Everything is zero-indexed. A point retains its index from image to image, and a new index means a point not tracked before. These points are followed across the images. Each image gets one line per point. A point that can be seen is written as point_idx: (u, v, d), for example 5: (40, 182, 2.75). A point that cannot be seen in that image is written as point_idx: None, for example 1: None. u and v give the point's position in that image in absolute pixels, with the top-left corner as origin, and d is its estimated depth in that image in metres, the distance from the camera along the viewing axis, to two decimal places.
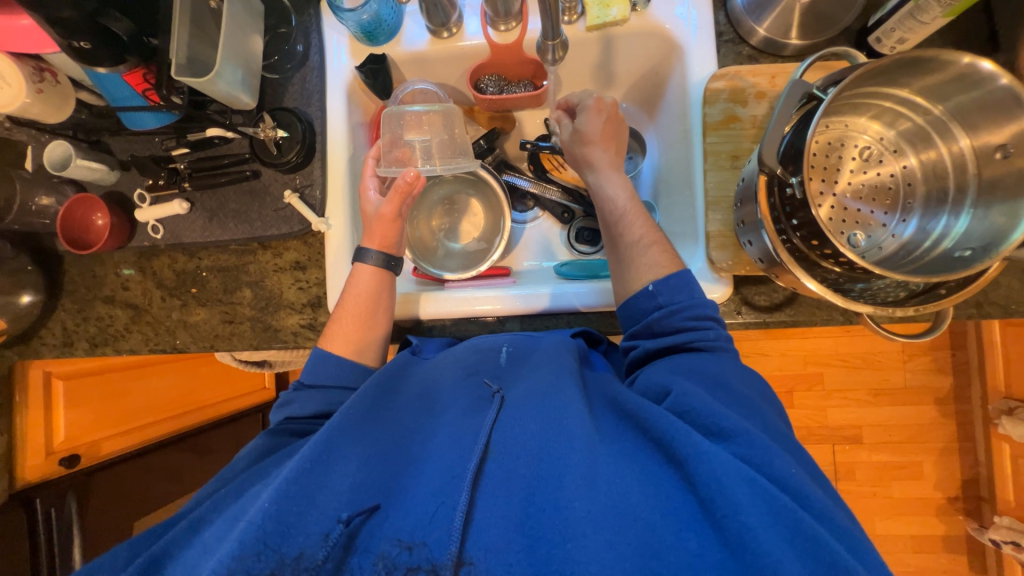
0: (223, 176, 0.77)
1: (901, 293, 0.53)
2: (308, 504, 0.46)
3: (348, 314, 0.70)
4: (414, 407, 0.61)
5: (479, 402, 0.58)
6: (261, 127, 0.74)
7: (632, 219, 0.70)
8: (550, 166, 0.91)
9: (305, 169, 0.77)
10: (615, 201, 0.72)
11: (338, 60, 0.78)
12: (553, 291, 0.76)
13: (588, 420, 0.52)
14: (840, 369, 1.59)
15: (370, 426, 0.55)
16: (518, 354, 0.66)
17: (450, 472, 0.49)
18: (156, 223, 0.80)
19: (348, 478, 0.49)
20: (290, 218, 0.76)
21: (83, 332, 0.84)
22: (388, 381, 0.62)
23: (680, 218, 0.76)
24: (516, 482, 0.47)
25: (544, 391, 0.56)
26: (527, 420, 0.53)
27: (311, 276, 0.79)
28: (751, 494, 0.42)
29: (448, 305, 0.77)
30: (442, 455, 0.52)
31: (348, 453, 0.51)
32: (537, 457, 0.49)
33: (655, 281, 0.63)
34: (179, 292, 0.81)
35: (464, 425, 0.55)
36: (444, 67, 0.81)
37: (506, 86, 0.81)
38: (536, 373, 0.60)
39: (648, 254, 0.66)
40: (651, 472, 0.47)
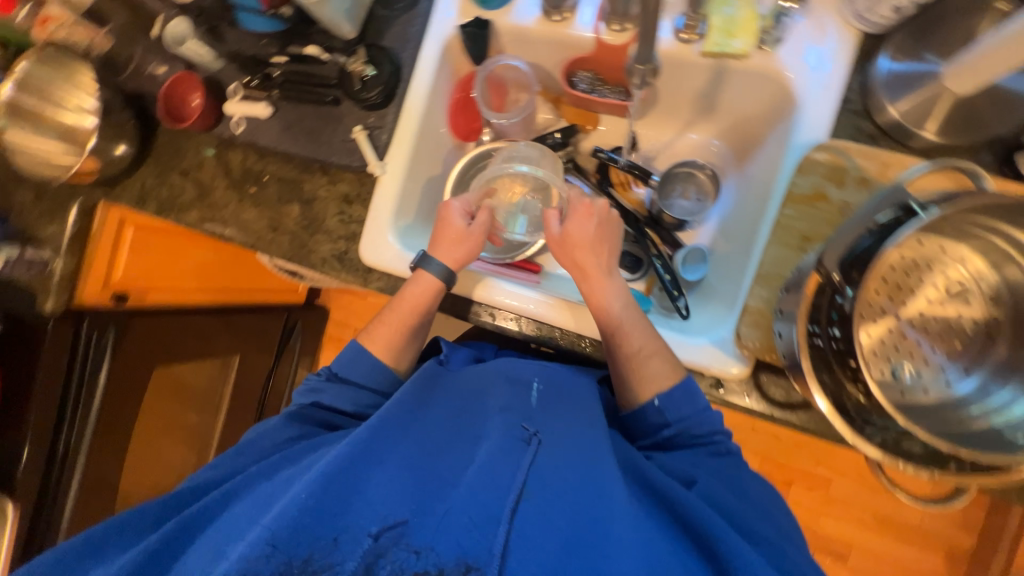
0: (308, 95, 0.81)
1: (922, 448, 0.47)
2: (342, 509, 0.49)
3: (397, 320, 0.74)
4: (448, 421, 0.62)
5: (506, 431, 0.57)
6: (351, 59, 0.76)
7: (625, 332, 0.67)
8: (616, 180, 0.87)
9: (381, 111, 0.79)
10: (608, 312, 0.69)
11: (445, 13, 0.77)
12: None
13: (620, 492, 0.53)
14: (852, 482, 1.49)
15: (405, 432, 0.58)
16: (549, 393, 0.67)
17: (482, 501, 0.50)
18: (239, 118, 0.85)
19: (379, 485, 0.51)
20: (353, 152, 0.80)
21: (155, 194, 0.93)
22: (419, 392, 0.66)
23: (730, 278, 0.73)
24: (550, 537, 0.48)
25: (575, 446, 0.57)
26: (556, 473, 0.53)
27: (354, 212, 0.81)
28: None
29: (500, 294, 0.77)
30: (469, 476, 0.52)
31: (384, 459, 0.54)
32: (574, 515, 0.50)
33: (659, 396, 0.64)
34: (240, 187, 0.87)
35: (499, 454, 0.54)
36: (544, 51, 0.78)
37: (598, 87, 0.79)
38: (570, 426, 0.61)
39: (649, 366, 0.65)
40: (671, 550, 0.49)
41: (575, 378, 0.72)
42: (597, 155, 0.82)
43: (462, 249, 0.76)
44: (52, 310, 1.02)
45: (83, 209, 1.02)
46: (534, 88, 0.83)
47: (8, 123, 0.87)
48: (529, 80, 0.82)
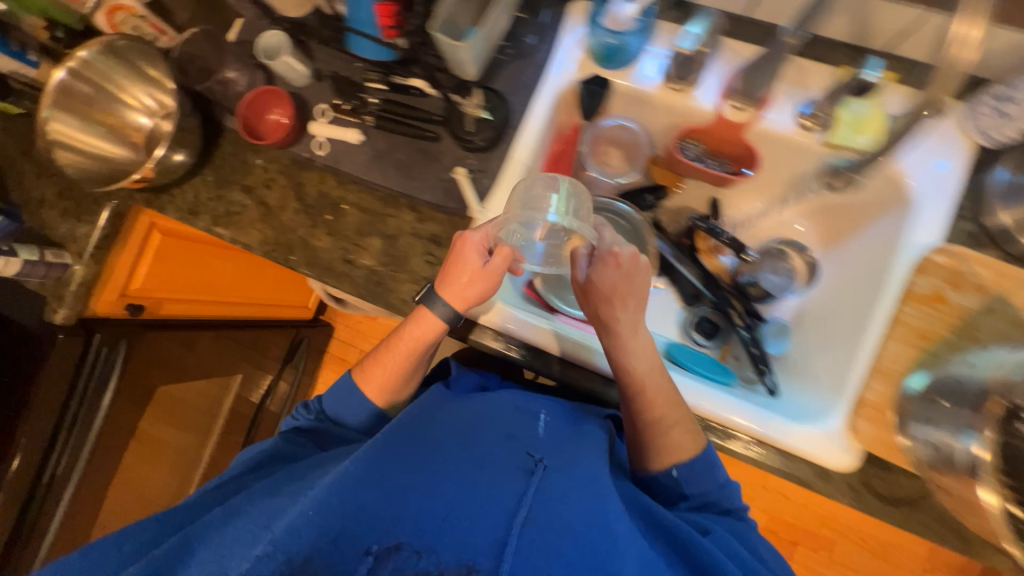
0: (408, 127, 0.78)
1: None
2: (364, 528, 0.47)
3: (389, 364, 0.70)
4: (454, 439, 0.57)
5: (511, 459, 0.54)
6: (468, 101, 0.74)
7: (648, 399, 0.65)
8: (701, 246, 0.86)
9: (486, 154, 0.76)
10: (624, 375, 0.66)
11: (563, 66, 0.76)
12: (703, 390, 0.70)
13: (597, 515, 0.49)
14: (855, 548, 1.55)
15: (418, 455, 0.54)
16: (556, 429, 0.63)
17: (483, 527, 0.47)
18: (322, 141, 0.80)
19: (312, 474, 0.51)
20: (450, 192, 0.76)
21: (211, 208, 0.85)
22: (425, 415, 0.61)
23: (829, 364, 0.73)
24: (540, 562, 0.45)
25: (583, 485, 0.53)
26: (549, 498, 0.50)
27: (442, 254, 0.77)
28: None
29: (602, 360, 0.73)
30: (416, 482, 0.50)
31: (379, 478, 0.51)
32: (579, 551, 0.46)
33: (678, 467, 0.65)
34: (314, 212, 0.81)
35: (499, 483, 0.50)
36: (654, 113, 0.78)
37: (703, 158, 0.78)
38: (578, 461, 0.56)
39: (670, 436, 0.64)
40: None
41: (575, 417, 0.68)
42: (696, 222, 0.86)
43: (468, 290, 0.67)
44: (61, 324, 0.89)
45: (115, 212, 0.90)
46: (646, 150, 0.81)
47: (55, 113, 0.78)
48: (641, 141, 0.81)
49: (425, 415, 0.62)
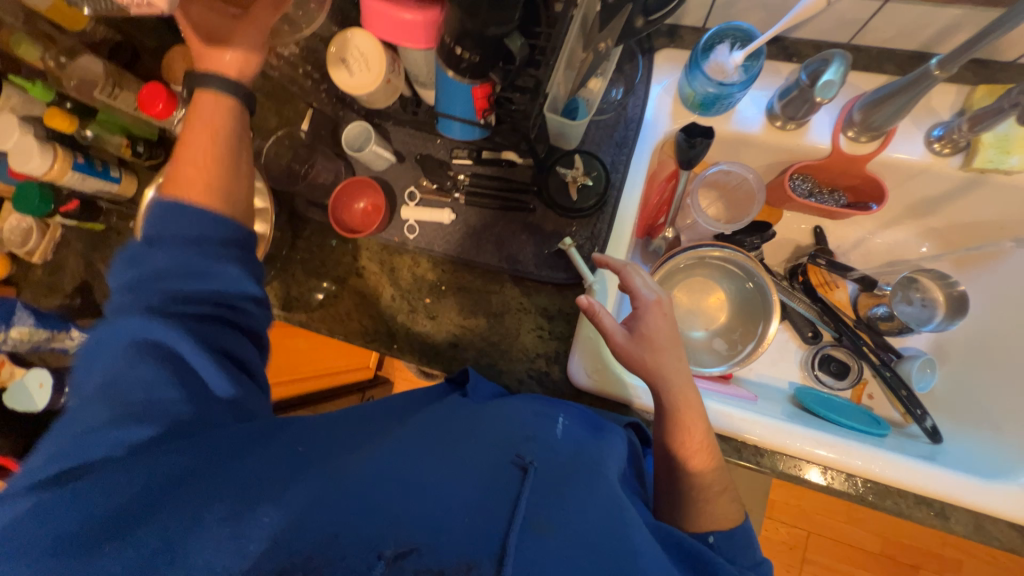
0: (501, 201, 0.74)
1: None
2: (376, 524, 0.39)
3: (196, 153, 0.58)
4: (467, 445, 0.51)
5: (498, 465, 0.48)
6: (571, 170, 0.71)
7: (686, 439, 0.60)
8: (818, 281, 0.80)
9: (588, 220, 0.72)
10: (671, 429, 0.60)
11: (654, 120, 0.72)
12: (875, 451, 0.64)
13: (553, 510, 0.44)
14: (983, 564, 1.44)
15: (439, 462, 0.47)
16: (574, 440, 0.56)
17: (484, 524, 0.41)
18: (413, 224, 0.78)
19: (369, 482, 0.43)
20: (558, 264, 0.73)
21: (304, 302, 0.83)
22: (435, 426, 0.55)
23: (1007, 410, 0.68)
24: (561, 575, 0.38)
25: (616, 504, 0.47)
26: (576, 509, 0.44)
27: (555, 328, 0.74)
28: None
29: (759, 430, 0.66)
30: (462, 496, 0.43)
31: (407, 484, 0.44)
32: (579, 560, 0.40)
33: (715, 532, 0.56)
34: (412, 297, 0.79)
35: (500, 488, 0.45)
36: (757, 154, 0.74)
37: (816, 192, 0.74)
38: (590, 471, 0.50)
39: (715, 503, 0.58)
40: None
41: (596, 425, 0.62)
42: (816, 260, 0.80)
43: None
44: None
45: None
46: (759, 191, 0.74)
47: None
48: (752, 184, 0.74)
49: (450, 424, 0.55)
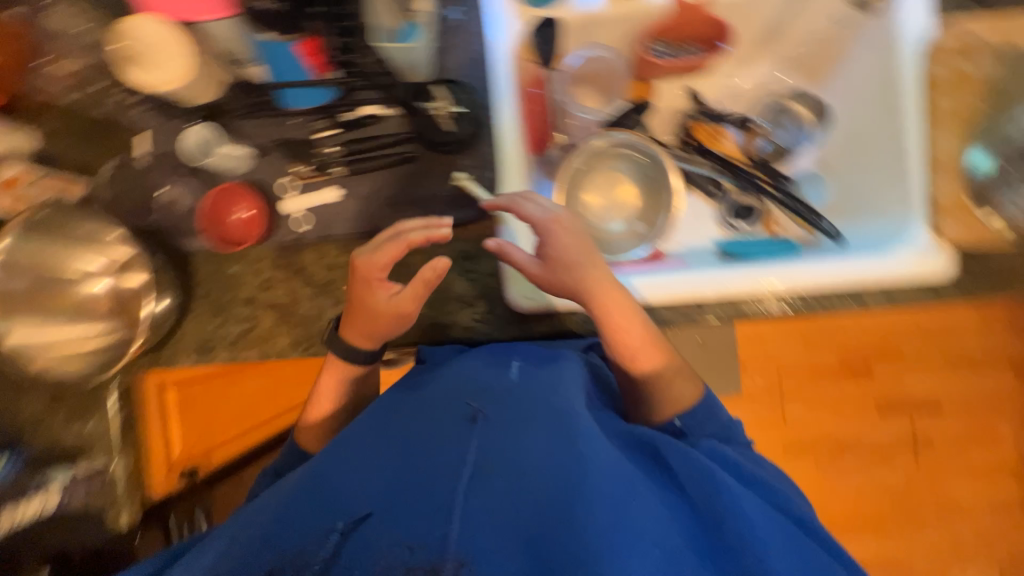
0: (379, 159, 0.71)
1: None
2: (339, 503, 0.48)
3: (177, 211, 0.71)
4: (429, 408, 0.57)
5: (456, 416, 0.54)
6: (433, 102, 0.67)
7: (620, 328, 0.64)
8: (704, 135, 0.85)
9: (472, 149, 0.70)
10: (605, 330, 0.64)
11: (501, 27, 0.70)
12: (784, 272, 0.70)
13: (498, 452, 0.49)
14: (918, 342, 1.66)
15: (398, 432, 0.55)
16: (530, 368, 0.62)
17: (432, 476, 0.48)
18: (300, 215, 0.73)
19: (340, 472, 0.51)
20: (459, 203, 0.71)
21: (220, 338, 0.76)
22: (405, 394, 0.62)
23: (884, 191, 0.73)
24: (495, 515, 0.44)
25: (559, 421, 0.52)
26: (523, 441, 0.50)
27: (482, 266, 0.72)
28: (522, 514, 0.44)
29: (689, 286, 0.70)
30: (415, 456, 0.50)
31: (369, 457, 0.52)
32: (516, 485, 0.46)
33: (681, 417, 0.64)
34: (329, 289, 0.75)
35: (450, 442, 0.51)
36: (610, 32, 0.76)
37: (676, 50, 0.78)
38: (539, 395, 0.56)
39: (673, 388, 0.66)
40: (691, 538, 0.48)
41: (553, 351, 0.68)
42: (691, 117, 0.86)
43: (377, 330, 0.66)
44: (128, 528, 0.82)
45: (125, 390, 0.80)
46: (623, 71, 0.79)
47: (10, 323, 0.68)
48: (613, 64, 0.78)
49: (421, 390, 0.62)
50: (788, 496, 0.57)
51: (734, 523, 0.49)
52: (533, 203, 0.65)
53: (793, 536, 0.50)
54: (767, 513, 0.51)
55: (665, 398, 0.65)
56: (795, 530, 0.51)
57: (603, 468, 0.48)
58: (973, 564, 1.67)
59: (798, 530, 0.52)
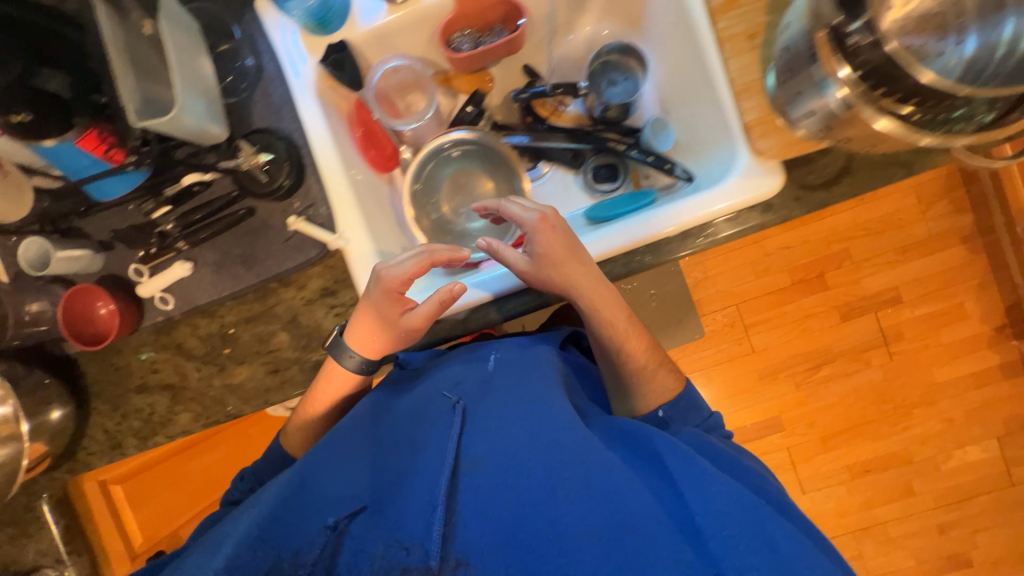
0: (218, 224, 0.71)
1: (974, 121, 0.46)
2: (328, 503, 0.55)
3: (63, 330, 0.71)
4: (409, 417, 0.65)
5: (443, 411, 0.62)
6: (243, 155, 0.68)
7: (614, 310, 0.68)
8: (546, 111, 0.84)
9: (300, 190, 0.71)
10: (598, 313, 0.67)
11: (296, 62, 0.70)
12: (628, 225, 0.68)
13: (487, 454, 0.55)
14: (864, 240, 1.65)
15: (390, 436, 0.64)
16: (505, 360, 0.69)
17: (419, 474, 0.56)
18: (162, 294, 0.73)
19: (357, 469, 0.59)
20: (303, 245, 0.71)
21: (127, 430, 0.78)
22: (391, 397, 0.69)
23: (702, 121, 0.72)
24: (485, 509, 0.51)
25: (536, 409, 0.59)
26: (501, 433, 0.57)
27: (344, 298, 0.73)
28: (502, 498, 0.51)
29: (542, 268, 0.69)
30: (417, 459, 0.58)
31: (362, 457, 0.61)
32: (505, 464, 0.54)
33: (674, 392, 0.68)
34: (212, 357, 0.76)
35: (435, 442, 0.59)
36: (411, 38, 0.74)
37: (480, 39, 0.75)
38: (514, 387, 0.63)
39: (656, 380, 0.69)
40: (669, 515, 0.48)
41: (534, 346, 0.71)
42: (521, 98, 0.82)
43: (379, 342, 0.70)
44: None
45: (57, 499, 0.82)
46: (428, 74, 0.79)
47: None
48: (417, 71, 0.78)
49: (403, 399, 0.68)
50: (752, 487, 0.56)
51: (702, 509, 0.48)
52: (504, 206, 0.69)
53: (760, 512, 0.48)
54: (742, 499, 0.49)
55: (653, 379, 0.69)
56: (765, 508, 0.49)
57: (596, 446, 0.54)
58: (970, 442, 1.67)
59: (765, 514, 0.48)
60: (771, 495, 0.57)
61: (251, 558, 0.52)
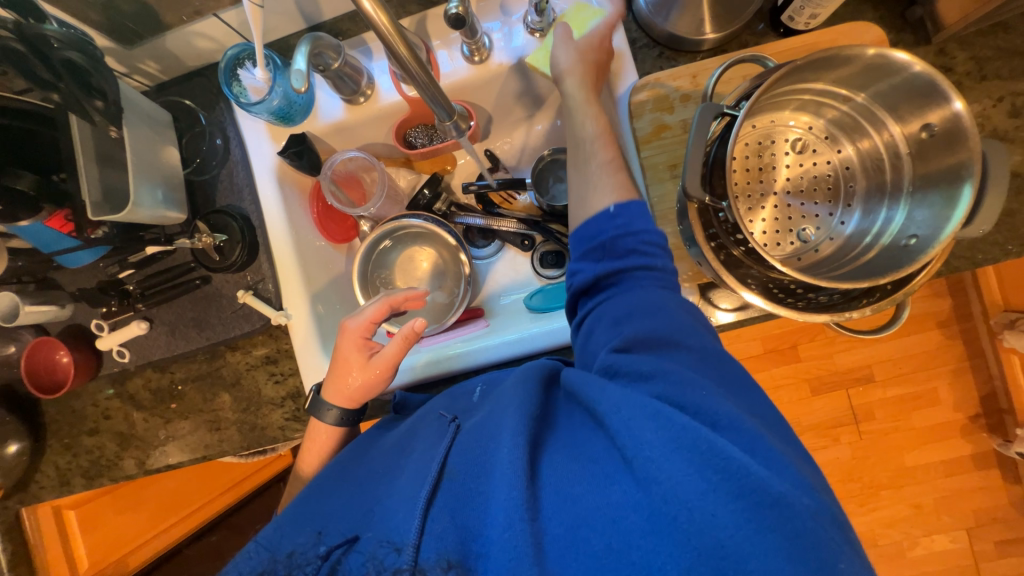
0: (175, 290, 0.76)
1: (835, 295, 0.50)
2: (334, 521, 0.51)
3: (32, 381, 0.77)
4: (392, 447, 0.59)
5: (434, 429, 0.56)
6: (196, 235, 0.73)
7: (603, 145, 0.61)
8: (499, 200, 0.89)
9: (253, 265, 0.76)
10: (584, 129, 0.62)
11: (259, 148, 0.76)
12: (547, 329, 0.75)
13: (513, 427, 0.45)
14: None
15: (361, 465, 0.59)
16: (491, 387, 0.62)
17: (417, 473, 0.49)
18: (120, 347, 0.78)
19: (327, 495, 0.56)
20: (250, 316, 0.76)
21: (76, 468, 0.83)
22: (376, 434, 0.66)
23: None
24: (456, 512, 0.43)
25: (492, 415, 0.49)
26: (474, 434, 0.48)
27: (284, 367, 0.78)
28: (469, 502, 0.43)
29: (468, 359, 0.75)
30: (399, 475, 0.52)
31: (339, 487, 0.57)
32: (462, 472, 0.45)
33: (614, 202, 0.56)
34: (159, 410, 0.81)
35: (424, 452, 0.52)
36: (369, 129, 0.79)
37: (435, 134, 0.80)
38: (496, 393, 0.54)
39: (605, 179, 0.58)
40: (606, 484, 0.39)
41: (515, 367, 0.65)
42: (470, 190, 0.87)
43: (353, 386, 0.69)
44: None
45: (8, 527, 0.87)
46: (380, 165, 0.82)
47: None
48: (370, 161, 0.81)
49: (378, 439, 0.64)
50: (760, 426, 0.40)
51: (637, 452, 0.38)
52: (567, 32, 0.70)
53: (706, 454, 0.36)
54: (659, 421, 0.39)
55: (600, 188, 0.58)
56: (704, 438, 0.37)
57: (565, 459, 0.42)
58: (937, 531, 1.56)
59: (711, 447, 0.36)
60: (788, 450, 0.40)
61: (251, 560, 0.50)
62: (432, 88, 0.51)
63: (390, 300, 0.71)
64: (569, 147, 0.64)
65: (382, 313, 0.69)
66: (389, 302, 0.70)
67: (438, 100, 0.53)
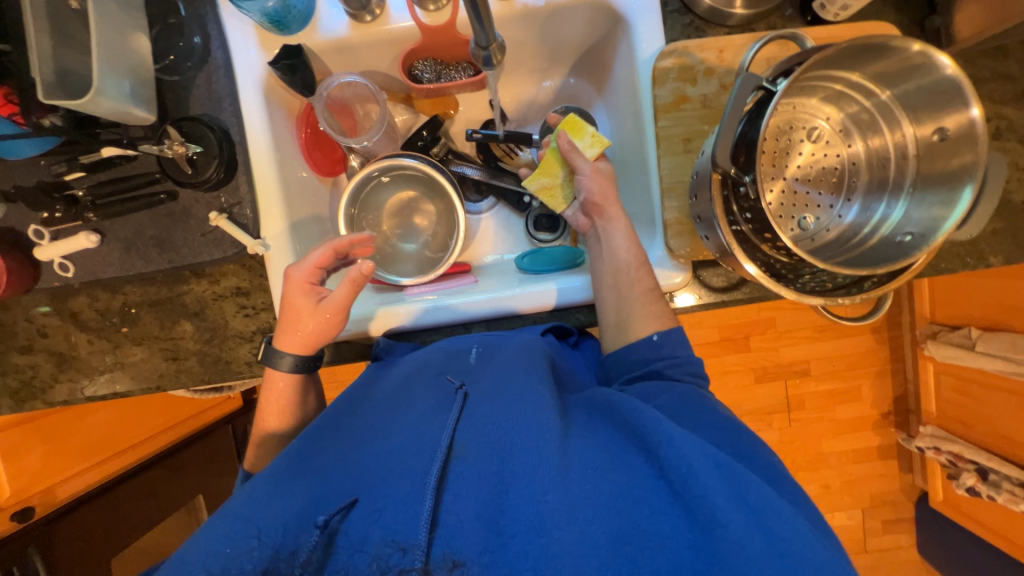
0: (134, 202, 0.68)
1: (826, 282, 0.52)
2: (328, 496, 0.45)
3: None
4: (382, 407, 0.56)
5: (437, 396, 0.54)
6: (167, 142, 0.65)
7: (641, 276, 0.65)
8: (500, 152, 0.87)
9: (230, 186, 0.69)
10: (620, 259, 0.66)
11: (245, 54, 0.68)
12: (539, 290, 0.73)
13: (552, 434, 0.46)
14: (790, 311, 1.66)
15: (346, 427, 0.55)
16: (488, 351, 0.62)
17: (425, 444, 0.47)
18: (62, 260, 0.69)
19: (313, 456, 0.51)
20: (221, 242, 0.69)
21: (3, 388, 0.75)
22: (355, 399, 0.61)
23: (636, 199, 0.75)
24: (483, 503, 0.42)
25: (516, 407, 0.48)
26: (502, 423, 0.47)
27: (255, 301, 0.73)
28: (501, 502, 0.42)
29: (454, 312, 0.73)
30: (395, 440, 0.49)
31: (327, 447, 0.52)
32: (493, 458, 0.45)
33: (658, 332, 0.61)
34: (107, 332, 0.74)
35: (427, 423, 0.50)
36: (371, 54, 0.73)
37: (443, 70, 0.75)
38: (506, 372, 0.54)
39: (643, 304, 0.63)
40: (651, 506, 0.41)
41: (513, 337, 0.64)
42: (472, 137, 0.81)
43: (306, 332, 0.66)
44: None
45: None
46: (380, 95, 0.75)
47: None
48: (370, 91, 0.75)
49: (364, 403, 0.59)
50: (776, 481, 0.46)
51: (698, 492, 0.41)
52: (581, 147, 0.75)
53: (757, 510, 0.40)
54: (723, 472, 0.42)
55: (642, 315, 0.63)
56: (770, 503, 0.41)
57: (606, 473, 0.43)
58: (839, 508, 1.76)
59: (761, 503, 0.41)
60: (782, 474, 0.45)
61: (252, 558, 0.41)
62: (480, 9, 0.47)
63: (331, 245, 0.66)
64: (606, 276, 0.66)
65: (324, 256, 0.66)
66: (332, 246, 0.66)
67: (482, 20, 0.50)
